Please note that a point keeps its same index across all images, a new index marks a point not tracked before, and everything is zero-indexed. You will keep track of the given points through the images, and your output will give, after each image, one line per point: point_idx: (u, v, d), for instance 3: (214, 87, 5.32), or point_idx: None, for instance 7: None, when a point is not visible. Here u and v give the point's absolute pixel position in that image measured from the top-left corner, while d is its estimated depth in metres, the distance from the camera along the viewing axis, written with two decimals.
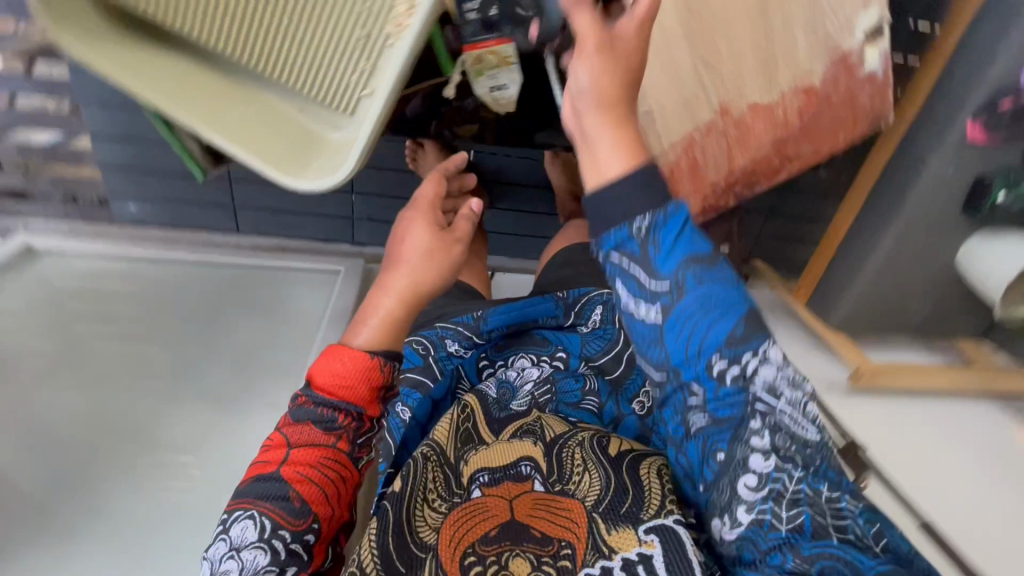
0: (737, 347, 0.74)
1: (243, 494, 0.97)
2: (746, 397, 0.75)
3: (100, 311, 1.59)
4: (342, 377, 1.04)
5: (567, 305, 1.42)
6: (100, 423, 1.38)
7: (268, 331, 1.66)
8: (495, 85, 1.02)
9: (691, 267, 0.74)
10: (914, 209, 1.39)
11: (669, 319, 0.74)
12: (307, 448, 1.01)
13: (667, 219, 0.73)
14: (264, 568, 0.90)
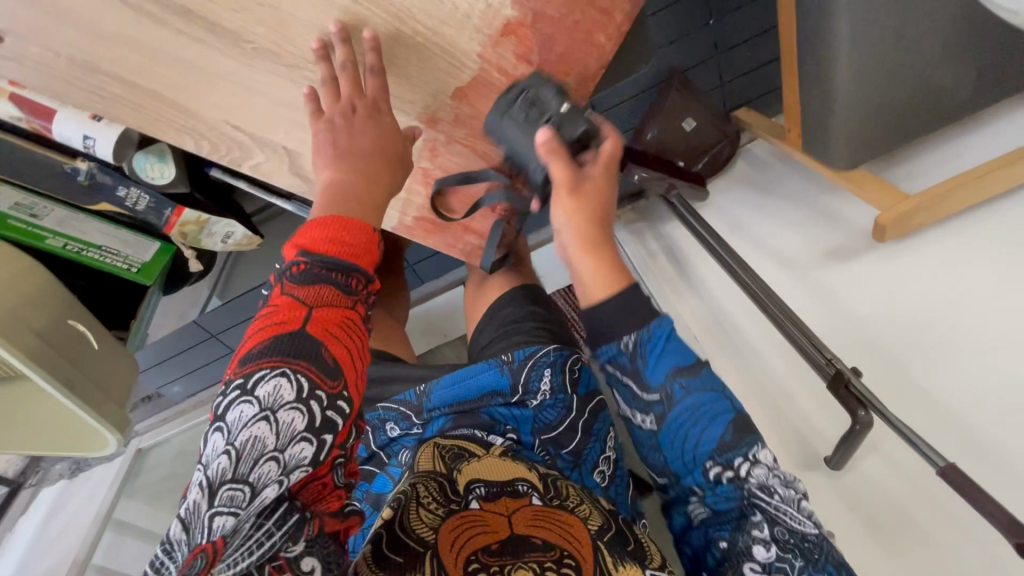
0: (732, 452, 0.51)
1: (252, 357, 0.44)
2: (740, 495, 0.51)
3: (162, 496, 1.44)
4: (341, 240, 0.49)
5: (512, 376, 0.78)
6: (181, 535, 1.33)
7: None
8: (221, 236, 0.72)
9: (678, 377, 0.53)
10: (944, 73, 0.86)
11: (661, 428, 0.54)
12: (326, 307, 0.47)
13: (664, 323, 0.53)
14: (300, 450, 0.43)
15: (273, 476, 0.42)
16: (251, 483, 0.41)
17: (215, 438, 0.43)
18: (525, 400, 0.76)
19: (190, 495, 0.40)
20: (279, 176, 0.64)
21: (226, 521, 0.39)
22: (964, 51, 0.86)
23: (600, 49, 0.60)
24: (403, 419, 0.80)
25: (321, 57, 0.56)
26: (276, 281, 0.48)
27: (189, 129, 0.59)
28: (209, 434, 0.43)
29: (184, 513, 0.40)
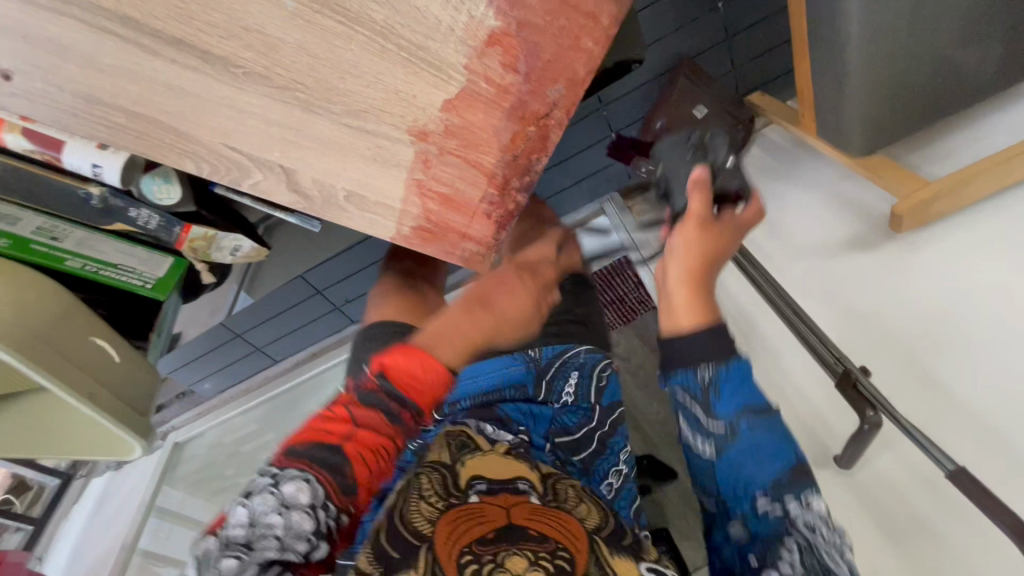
0: (780, 489, 0.60)
1: (298, 452, 0.58)
2: (781, 526, 0.59)
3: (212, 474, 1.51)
4: (414, 375, 0.62)
5: (539, 372, 0.92)
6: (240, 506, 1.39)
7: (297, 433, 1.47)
8: (230, 249, 0.76)
9: (747, 416, 0.62)
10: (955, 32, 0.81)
11: (720, 455, 0.63)
12: (371, 427, 0.61)
13: (732, 369, 0.63)
14: (298, 545, 0.54)
15: (271, 553, 0.53)
16: (250, 552, 0.52)
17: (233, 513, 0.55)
18: (548, 399, 0.88)
19: (205, 545, 0.54)
20: (277, 195, 0.65)
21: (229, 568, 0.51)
22: (989, 26, 0.81)
23: (586, 54, 0.61)
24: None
25: (310, 77, 0.57)
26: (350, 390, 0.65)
27: (188, 152, 0.60)
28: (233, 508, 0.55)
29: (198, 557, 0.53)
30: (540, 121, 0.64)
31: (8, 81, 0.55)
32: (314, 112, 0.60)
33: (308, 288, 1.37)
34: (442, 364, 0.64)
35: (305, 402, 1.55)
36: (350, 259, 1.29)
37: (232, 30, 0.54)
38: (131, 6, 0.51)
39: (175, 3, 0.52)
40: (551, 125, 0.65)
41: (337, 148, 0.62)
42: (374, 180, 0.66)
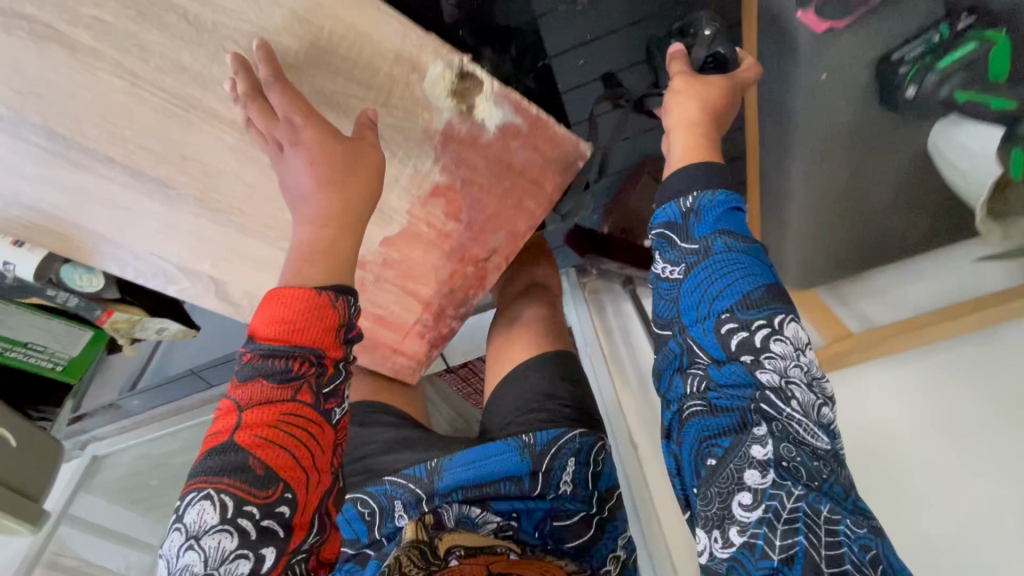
0: (752, 312, 0.43)
1: (189, 476, 0.40)
2: (752, 389, 0.42)
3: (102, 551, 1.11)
4: (283, 318, 0.43)
5: (533, 464, 0.58)
6: None
7: None
8: (156, 330, 0.74)
9: (724, 236, 0.47)
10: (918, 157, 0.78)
11: (689, 275, 0.47)
12: (263, 405, 0.41)
13: (722, 195, 0.48)
14: (235, 567, 0.38)
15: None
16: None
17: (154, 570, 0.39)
18: (545, 493, 0.58)
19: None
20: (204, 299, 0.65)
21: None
22: (922, 202, 0.79)
23: (530, 213, 0.62)
24: (415, 507, 0.57)
25: (247, 205, 0.57)
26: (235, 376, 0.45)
27: (113, 256, 0.60)
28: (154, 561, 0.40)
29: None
30: (478, 263, 0.65)
31: None
32: (250, 234, 0.60)
33: None
34: (313, 288, 0.44)
35: None
36: None
37: (168, 156, 0.53)
38: (62, 125, 0.50)
39: (107, 126, 0.51)
40: (489, 268, 0.66)
41: (270, 266, 0.63)
42: None
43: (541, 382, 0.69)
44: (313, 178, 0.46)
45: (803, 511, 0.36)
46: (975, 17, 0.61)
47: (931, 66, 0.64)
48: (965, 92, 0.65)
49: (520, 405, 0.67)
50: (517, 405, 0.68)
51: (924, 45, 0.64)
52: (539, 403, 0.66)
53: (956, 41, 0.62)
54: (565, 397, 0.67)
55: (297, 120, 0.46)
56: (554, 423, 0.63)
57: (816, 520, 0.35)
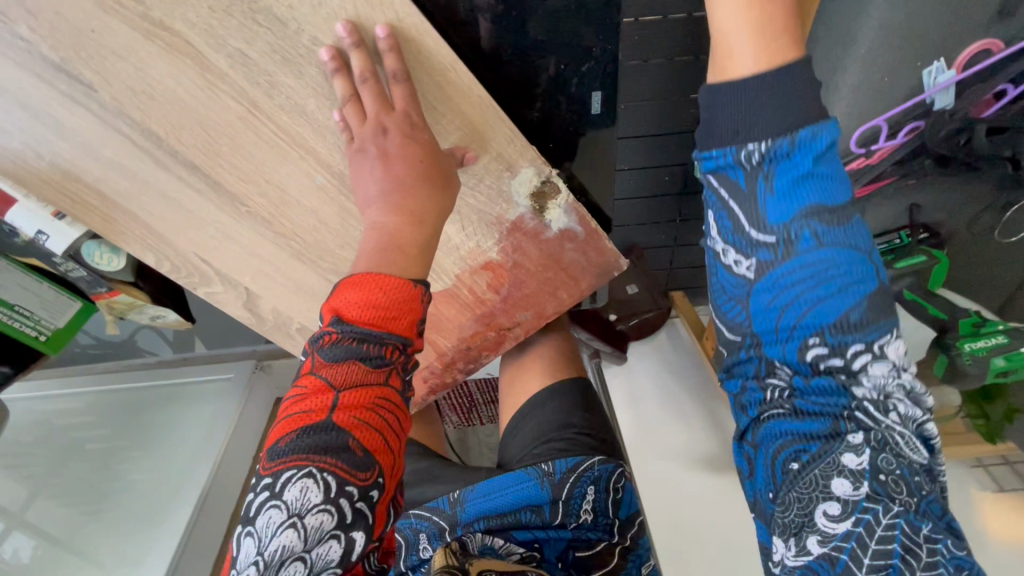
0: (847, 337, 0.39)
1: (280, 452, 0.39)
2: (845, 399, 0.39)
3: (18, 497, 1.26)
4: (377, 303, 0.42)
5: (554, 492, 0.72)
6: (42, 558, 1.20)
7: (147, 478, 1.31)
8: (152, 314, 0.74)
9: (810, 220, 0.39)
10: None
11: (762, 278, 0.40)
12: (356, 386, 0.41)
13: (802, 143, 0.38)
14: (329, 550, 0.38)
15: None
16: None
17: (241, 551, 0.38)
18: (566, 522, 0.71)
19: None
20: (230, 306, 0.65)
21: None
22: None
23: (559, 301, 0.68)
24: (439, 536, 0.71)
25: (310, 236, 0.59)
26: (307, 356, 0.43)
27: (153, 248, 0.59)
28: (239, 540, 0.38)
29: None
30: (500, 330, 0.71)
31: None
32: (303, 261, 0.61)
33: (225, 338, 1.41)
34: (405, 278, 0.44)
35: (151, 415, 1.37)
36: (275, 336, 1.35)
37: (253, 177, 0.54)
38: (159, 125, 0.50)
39: (207, 138, 0.52)
40: (508, 336, 0.71)
41: (310, 293, 0.64)
42: None
43: (558, 412, 0.82)
44: (408, 175, 0.46)
45: (900, 531, 0.35)
46: (926, 236, 0.78)
47: (890, 262, 0.78)
48: (911, 292, 0.77)
49: (537, 432, 0.81)
50: (534, 438, 0.81)
51: (888, 244, 0.79)
52: (556, 431, 0.79)
53: (912, 249, 0.78)
54: (581, 425, 0.80)
55: (416, 119, 0.48)
56: (570, 452, 0.76)
57: (913, 533, 0.35)
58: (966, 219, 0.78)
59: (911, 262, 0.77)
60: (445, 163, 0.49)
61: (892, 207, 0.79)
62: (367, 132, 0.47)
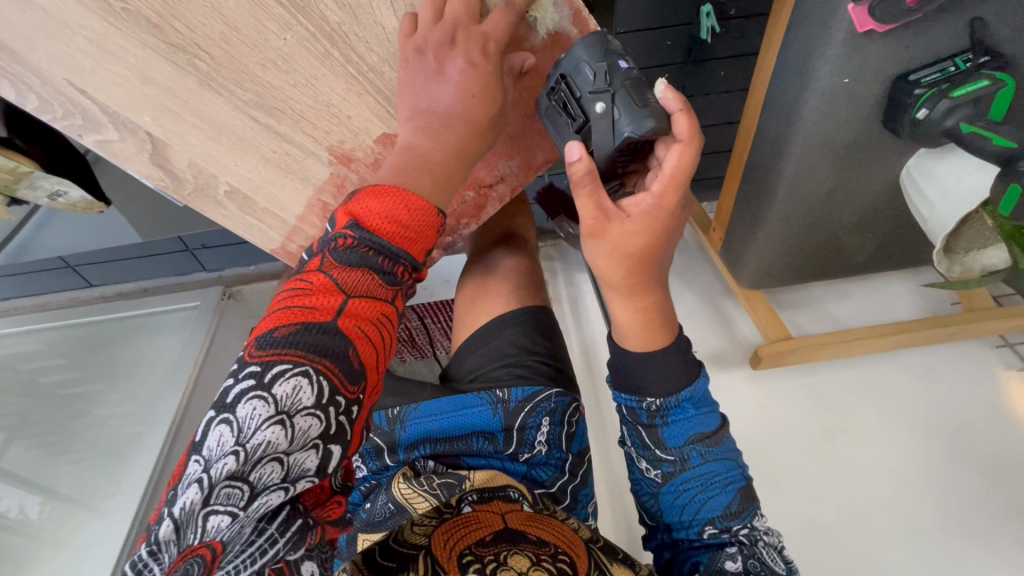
0: (733, 521, 0.52)
1: (277, 342, 0.38)
2: (724, 534, 0.52)
3: (17, 412, 1.35)
4: (396, 219, 0.42)
5: (506, 420, 0.62)
6: (48, 465, 1.30)
7: (128, 400, 1.38)
8: (52, 190, 0.62)
9: (696, 445, 0.54)
10: (884, 180, 0.84)
11: (667, 484, 0.55)
12: (367, 297, 0.41)
13: (685, 398, 0.53)
14: (308, 458, 0.37)
15: (277, 480, 0.36)
16: (251, 482, 0.35)
17: (212, 438, 0.36)
18: (518, 453, 0.61)
19: (187, 492, 0.35)
20: (133, 162, 0.52)
21: (223, 521, 0.35)
22: (873, 226, 0.93)
23: (549, 146, 0.59)
24: (374, 456, 0.60)
25: (220, 49, 0.46)
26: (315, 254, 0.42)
27: (8, 73, 0.46)
28: (212, 426, 0.36)
29: (180, 508, 0.34)
30: (481, 189, 0.61)
31: None
32: (214, 90, 0.49)
33: (186, 261, 1.38)
34: (429, 203, 0.44)
35: (111, 348, 1.41)
36: (239, 250, 1.33)
37: None
38: None
39: None
40: (491, 196, 0.62)
41: (232, 139, 0.52)
42: (270, 187, 0.56)
43: (521, 336, 0.69)
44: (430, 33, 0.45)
45: None
46: (988, 59, 0.65)
47: (944, 92, 0.65)
48: (969, 125, 0.64)
49: (496, 354, 0.68)
50: (490, 356, 0.68)
51: (941, 73, 0.66)
52: (517, 355, 0.68)
53: (971, 75, 0.64)
54: (543, 352, 0.69)
55: None
56: (531, 380, 0.65)
57: None
58: None
59: (969, 91, 0.64)
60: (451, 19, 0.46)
61: (951, 23, 0.64)
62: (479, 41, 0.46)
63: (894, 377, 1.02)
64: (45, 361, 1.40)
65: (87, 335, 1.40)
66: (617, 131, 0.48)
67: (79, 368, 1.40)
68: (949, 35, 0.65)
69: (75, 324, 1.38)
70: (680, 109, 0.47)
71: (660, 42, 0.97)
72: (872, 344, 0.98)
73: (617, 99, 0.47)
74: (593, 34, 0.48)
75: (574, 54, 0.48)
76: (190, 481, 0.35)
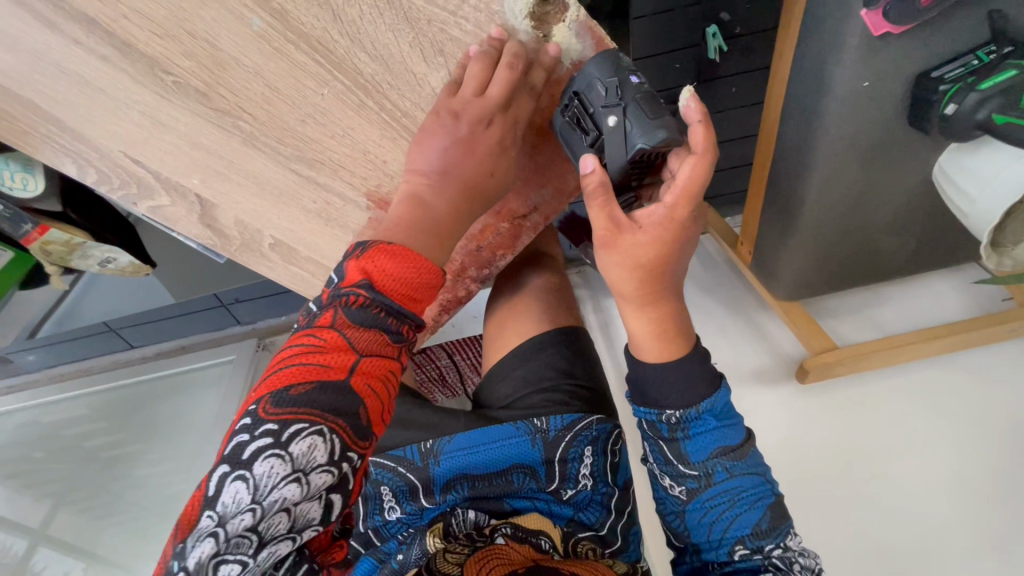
0: (765, 541, 0.46)
1: (292, 401, 0.37)
2: (758, 561, 0.46)
3: (64, 477, 1.37)
4: (408, 282, 0.41)
5: (546, 452, 0.57)
6: (96, 528, 1.32)
7: (166, 459, 1.38)
8: (101, 259, 0.64)
9: (721, 459, 0.47)
10: (914, 179, 0.82)
11: (692, 501, 0.48)
12: (378, 355, 0.40)
13: (708, 408, 0.47)
14: (315, 510, 0.36)
15: (284, 530, 0.35)
16: (261, 533, 0.34)
17: (228, 494, 0.34)
18: (561, 491, 0.56)
19: (199, 545, 0.33)
20: (183, 224, 0.56)
21: (234, 573, 0.33)
22: (910, 226, 0.90)
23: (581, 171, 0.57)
24: (410, 497, 0.55)
25: (261, 108, 0.49)
26: (329, 306, 0.40)
27: (70, 151, 0.50)
28: (225, 481, 0.35)
29: (192, 562, 0.32)
30: (515, 221, 0.61)
31: None
32: (257, 148, 0.51)
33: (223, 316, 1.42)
34: (435, 264, 0.43)
35: (153, 406, 1.44)
36: (274, 300, 1.37)
37: (170, 30, 0.45)
38: None
39: None
40: (526, 227, 0.61)
41: (276, 192, 0.54)
42: (312, 236, 0.58)
43: (559, 359, 0.66)
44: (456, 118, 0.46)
45: None
46: (1013, 49, 0.64)
47: (971, 86, 0.65)
48: (1003, 116, 0.64)
49: (531, 378, 0.64)
50: (525, 380, 0.64)
51: (964, 67, 0.65)
52: (555, 380, 0.64)
53: (998, 66, 0.64)
54: (581, 376, 0.65)
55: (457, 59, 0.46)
56: (569, 407, 0.61)
57: None
58: None
59: (997, 82, 0.63)
60: (471, 105, 0.46)
61: (968, 18, 0.64)
62: (480, 109, 0.46)
63: (951, 381, 0.97)
64: (86, 425, 1.42)
65: (127, 397, 1.43)
66: (631, 142, 0.45)
67: (119, 429, 1.42)
68: (968, 30, 0.65)
69: (118, 386, 1.42)
70: (698, 121, 0.43)
71: (671, 66, 1.00)
72: (923, 348, 0.94)
73: (629, 111, 0.45)
74: (605, 53, 0.48)
75: (587, 71, 0.48)
76: (203, 535, 0.33)
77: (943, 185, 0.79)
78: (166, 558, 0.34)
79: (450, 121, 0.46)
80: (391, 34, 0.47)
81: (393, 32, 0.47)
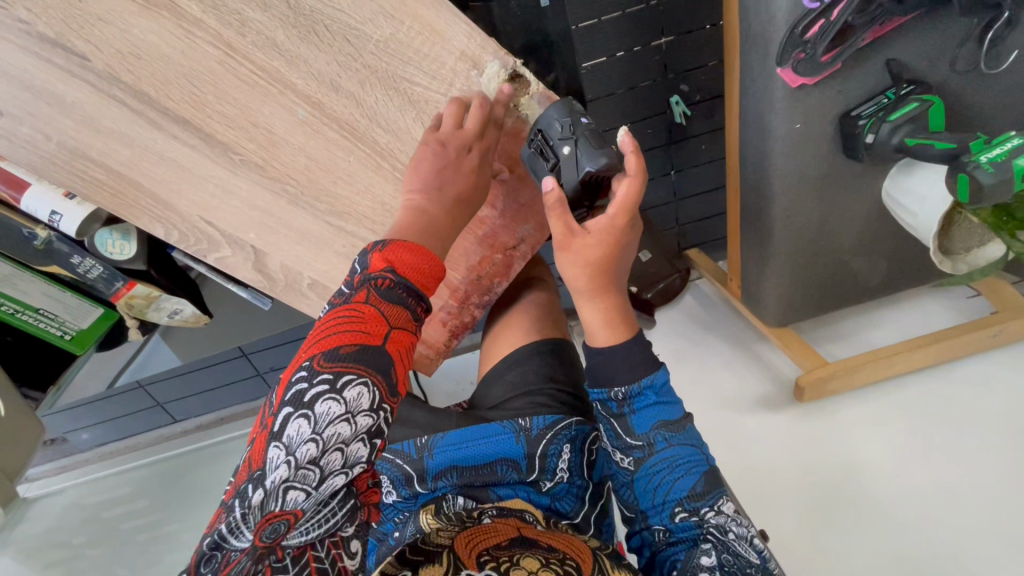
0: (699, 502, 0.58)
1: (343, 357, 0.48)
2: (697, 527, 0.58)
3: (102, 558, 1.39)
4: (417, 269, 0.54)
5: (528, 447, 0.67)
6: None
7: (194, 530, 1.37)
8: (170, 311, 0.79)
9: (661, 429, 0.60)
10: (864, 205, 0.93)
11: (639, 469, 0.61)
12: (404, 327, 0.52)
13: (646, 388, 0.60)
14: (360, 449, 0.48)
15: (338, 465, 0.47)
16: (321, 466, 0.46)
17: (293, 429, 0.46)
18: (541, 481, 0.66)
19: (276, 470, 0.45)
20: (241, 271, 0.71)
21: (299, 495, 0.46)
22: (873, 247, 0.99)
23: None
24: (405, 484, 0.67)
25: (303, 176, 0.65)
26: (362, 286, 0.52)
27: (160, 219, 0.66)
28: (291, 420, 0.46)
29: (272, 480, 0.45)
30: (506, 251, 0.73)
31: (21, 117, 0.60)
32: (300, 206, 0.67)
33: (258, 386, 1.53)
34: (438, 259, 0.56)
35: (194, 475, 1.46)
36: None
37: (240, 123, 0.62)
38: (158, 91, 0.60)
39: (194, 92, 0.60)
40: (516, 256, 0.73)
41: (313, 240, 0.69)
42: (340, 273, 0.71)
43: (543, 366, 0.76)
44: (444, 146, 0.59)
45: None
46: (912, 87, 0.77)
47: (883, 118, 0.78)
48: (912, 138, 0.76)
49: (520, 382, 0.75)
50: (514, 383, 0.76)
51: (876, 105, 0.78)
52: (540, 383, 0.74)
53: (903, 101, 0.77)
54: (563, 381, 0.76)
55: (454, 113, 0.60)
56: (551, 408, 0.71)
57: None
58: (945, 65, 0.77)
59: (902, 113, 0.76)
60: (454, 134, 0.59)
61: (871, 67, 0.77)
62: (462, 140, 0.59)
63: (948, 395, 1.00)
64: (122, 504, 1.44)
65: (165, 470, 1.48)
66: (580, 167, 0.59)
67: (153, 507, 1.43)
68: (873, 76, 0.78)
69: (158, 458, 1.50)
70: (632, 152, 0.57)
71: (644, 130, 1.14)
72: (905, 359, 1.00)
73: (580, 144, 0.59)
74: (562, 100, 0.62)
75: (547, 113, 0.61)
76: (278, 462, 0.45)
77: (891, 204, 0.89)
78: (247, 480, 0.46)
79: (439, 148, 0.59)
80: (398, 113, 0.63)
81: (399, 111, 0.63)
